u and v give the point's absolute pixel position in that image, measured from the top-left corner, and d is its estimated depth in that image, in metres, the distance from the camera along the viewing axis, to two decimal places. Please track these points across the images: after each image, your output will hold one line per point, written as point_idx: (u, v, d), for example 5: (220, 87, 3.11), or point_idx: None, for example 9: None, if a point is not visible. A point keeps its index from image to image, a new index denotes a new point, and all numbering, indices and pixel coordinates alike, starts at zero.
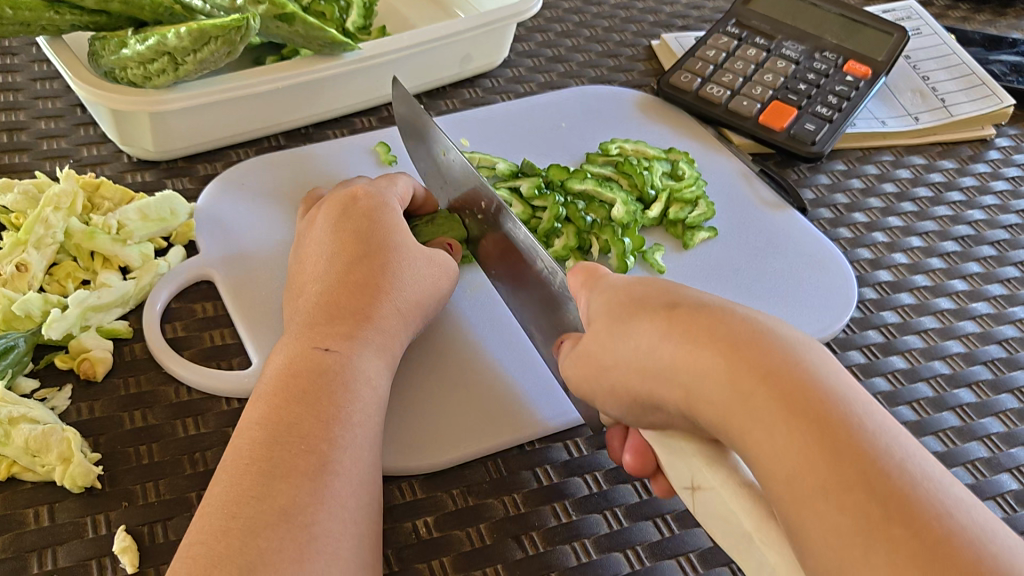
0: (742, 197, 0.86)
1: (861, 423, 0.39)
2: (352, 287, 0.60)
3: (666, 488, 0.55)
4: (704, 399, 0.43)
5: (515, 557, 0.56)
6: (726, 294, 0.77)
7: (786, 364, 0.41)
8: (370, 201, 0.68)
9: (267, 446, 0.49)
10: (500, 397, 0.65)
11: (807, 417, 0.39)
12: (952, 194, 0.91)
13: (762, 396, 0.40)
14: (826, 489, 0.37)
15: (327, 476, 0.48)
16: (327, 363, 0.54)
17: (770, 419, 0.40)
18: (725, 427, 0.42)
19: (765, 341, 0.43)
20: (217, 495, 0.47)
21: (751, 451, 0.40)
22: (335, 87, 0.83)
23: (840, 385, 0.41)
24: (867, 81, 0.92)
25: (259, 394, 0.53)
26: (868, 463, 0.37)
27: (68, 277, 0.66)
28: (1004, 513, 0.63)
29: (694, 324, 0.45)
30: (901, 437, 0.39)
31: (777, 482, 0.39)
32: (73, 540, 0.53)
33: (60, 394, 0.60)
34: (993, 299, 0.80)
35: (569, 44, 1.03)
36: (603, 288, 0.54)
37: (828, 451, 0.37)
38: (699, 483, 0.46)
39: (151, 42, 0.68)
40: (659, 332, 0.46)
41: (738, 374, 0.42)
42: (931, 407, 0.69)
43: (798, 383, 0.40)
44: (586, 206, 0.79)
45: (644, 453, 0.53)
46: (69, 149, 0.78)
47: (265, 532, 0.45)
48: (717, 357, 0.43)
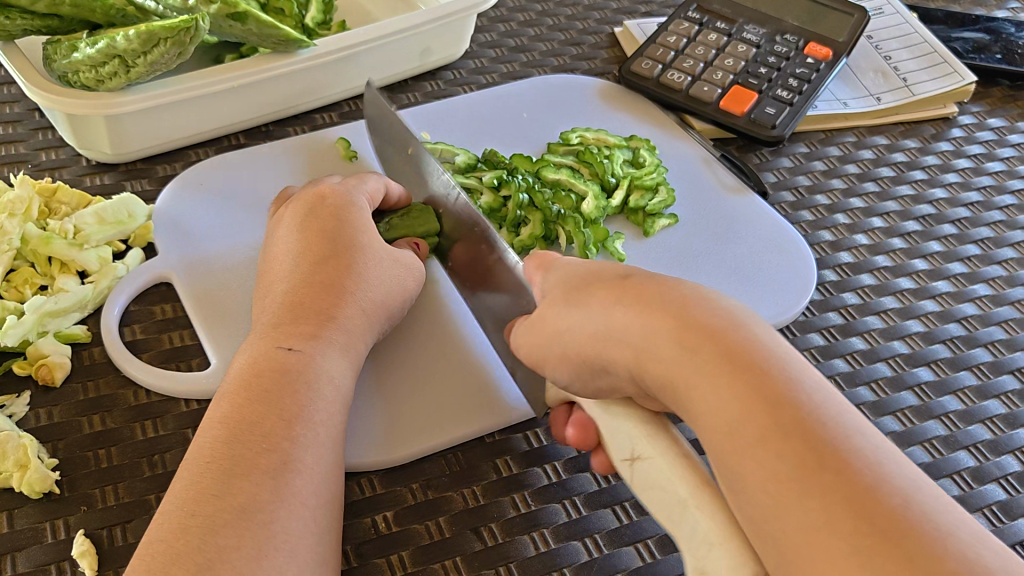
0: (703, 183, 0.86)
1: (794, 379, 0.42)
2: (317, 289, 0.60)
3: (607, 462, 0.56)
4: (652, 358, 0.45)
5: (473, 548, 0.56)
6: (686, 279, 0.77)
7: (730, 327, 0.44)
8: (337, 200, 0.67)
9: (227, 443, 0.49)
10: (461, 390, 0.66)
11: (747, 373, 0.42)
12: (915, 173, 0.91)
13: (727, 380, 0.42)
14: (766, 440, 0.40)
15: (288, 474, 0.48)
16: (290, 362, 0.54)
17: (712, 374, 0.43)
18: (667, 384, 0.45)
19: (708, 306, 0.46)
20: (175, 495, 0.47)
21: (713, 428, 0.42)
22: (293, 84, 0.83)
23: (778, 347, 0.44)
24: (827, 63, 0.92)
25: (222, 393, 0.53)
26: (803, 415, 0.40)
27: (26, 283, 0.65)
28: (960, 490, 0.63)
29: (646, 295, 0.47)
30: (830, 394, 0.42)
31: (718, 435, 0.42)
32: (31, 546, 0.53)
33: (19, 399, 0.60)
34: (953, 277, 0.80)
35: (531, 33, 1.03)
36: (559, 267, 0.56)
37: (791, 432, 0.39)
38: (638, 454, 0.47)
39: (100, 45, 0.68)
40: (613, 301, 0.48)
41: (684, 333, 0.45)
42: (889, 387, 0.70)
43: (737, 341, 0.44)
44: (553, 196, 0.78)
45: (586, 426, 0.54)
46: (27, 154, 0.78)
47: (224, 529, 0.45)
48: (664, 321, 0.45)
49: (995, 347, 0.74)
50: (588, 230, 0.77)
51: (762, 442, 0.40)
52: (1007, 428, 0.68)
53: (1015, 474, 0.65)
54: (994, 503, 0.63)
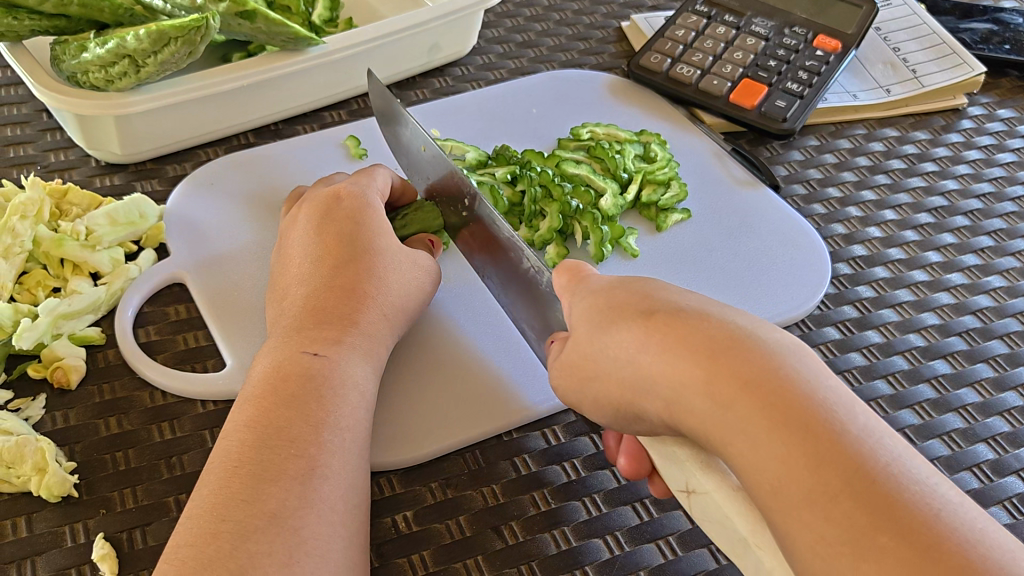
0: (715, 177, 0.86)
1: (844, 427, 0.39)
2: (338, 292, 0.60)
3: (665, 489, 0.56)
4: (688, 409, 0.43)
5: (495, 548, 0.56)
6: (700, 274, 0.77)
7: (769, 371, 0.42)
8: (353, 202, 0.67)
9: (254, 447, 0.49)
10: (479, 388, 0.66)
11: (788, 423, 0.40)
12: (926, 165, 0.91)
13: (745, 406, 0.41)
14: (811, 496, 0.38)
15: (315, 479, 0.48)
16: (315, 367, 0.54)
17: (753, 427, 0.41)
18: (708, 436, 0.43)
19: (745, 346, 0.43)
20: (203, 499, 0.47)
21: (734, 459, 0.41)
22: (303, 83, 0.83)
23: (825, 388, 0.41)
24: (837, 55, 0.92)
25: (245, 398, 0.53)
26: (851, 467, 0.38)
27: (39, 285, 0.65)
28: (980, 483, 0.63)
29: (673, 331, 0.45)
30: (886, 438, 0.40)
31: (764, 491, 0.40)
32: (52, 550, 0.53)
33: (35, 403, 0.60)
34: (967, 270, 0.80)
35: (538, 28, 1.03)
36: (585, 291, 0.54)
37: (811, 458, 0.38)
38: (693, 486, 0.45)
39: (110, 45, 0.68)
40: (639, 342, 0.46)
41: (719, 382, 0.42)
42: (906, 380, 0.70)
43: (776, 384, 0.41)
44: (573, 190, 0.77)
45: (638, 456, 0.54)
46: (36, 155, 0.77)
47: (255, 535, 0.45)
48: (696, 366, 0.43)
49: (1012, 339, 0.74)
50: (606, 226, 0.77)
51: (807, 500, 0.38)
52: None
53: None
54: (1013, 495, 0.63)
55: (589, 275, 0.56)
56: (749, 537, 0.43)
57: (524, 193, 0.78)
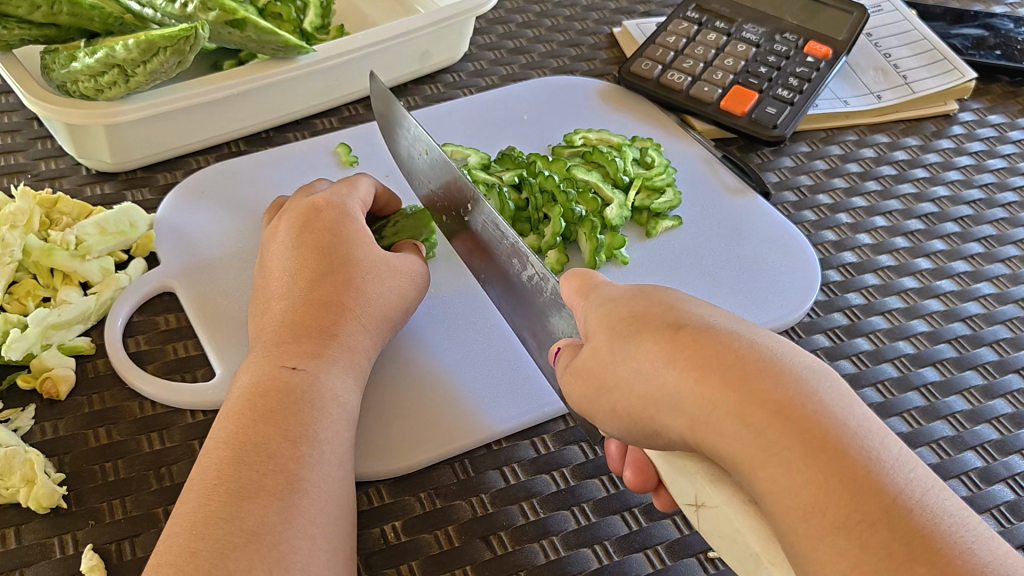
0: (705, 183, 0.86)
1: (878, 456, 0.38)
2: (317, 304, 0.60)
3: (670, 501, 0.55)
4: (716, 430, 0.41)
5: (483, 558, 0.56)
6: (690, 282, 0.77)
7: (801, 396, 0.39)
8: (332, 212, 0.67)
9: (234, 465, 0.49)
10: (469, 397, 0.66)
11: (824, 451, 0.38)
12: (916, 171, 0.91)
13: (778, 430, 0.39)
14: (847, 527, 0.36)
15: (295, 494, 0.48)
16: (294, 381, 0.54)
17: (786, 452, 0.38)
18: (729, 458, 0.40)
19: (775, 366, 0.41)
20: (185, 516, 0.47)
21: (761, 483, 0.39)
22: (293, 91, 0.83)
23: (856, 414, 0.40)
24: (828, 61, 0.92)
25: (226, 413, 0.53)
26: (888, 500, 0.36)
27: (28, 295, 0.65)
28: (968, 492, 0.63)
29: (703, 349, 0.42)
30: (914, 468, 0.38)
31: (794, 518, 0.38)
32: (40, 561, 0.53)
33: (24, 414, 0.60)
34: (957, 277, 0.80)
35: (530, 34, 1.03)
36: (598, 300, 0.51)
37: (850, 489, 0.37)
38: (703, 500, 0.44)
39: (99, 54, 0.68)
40: (664, 357, 0.43)
41: (750, 404, 0.40)
42: (896, 388, 0.70)
43: (812, 411, 0.39)
44: (578, 198, 0.78)
45: (644, 470, 0.53)
46: (26, 164, 0.77)
47: (234, 553, 0.45)
48: (728, 389, 0.40)
49: (1000, 346, 0.74)
50: (606, 236, 0.77)
51: (842, 530, 0.36)
52: (1014, 428, 0.68)
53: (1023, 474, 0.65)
54: (1001, 504, 0.63)
55: (599, 283, 0.54)
56: (761, 554, 0.41)
57: (528, 200, 0.78)
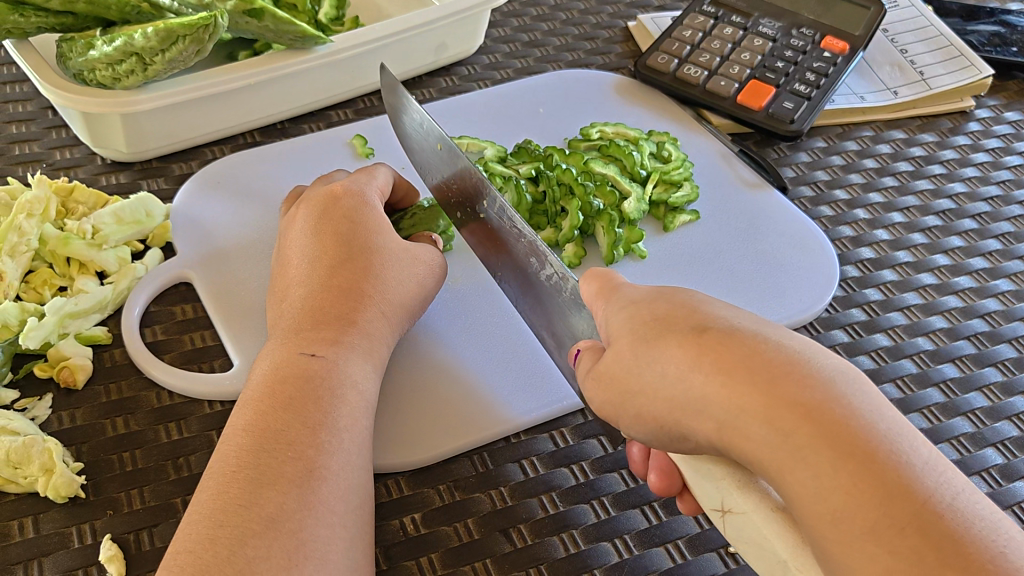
0: (722, 178, 0.86)
1: (908, 460, 0.37)
2: (336, 292, 0.59)
3: (694, 506, 0.56)
4: (742, 433, 0.40)
5: (502, 551, 0.56)
6: (707, 277, 0.76)
7: (830, 397, 0.39)
8: (351, 200, 0.66)
9: (253, 453, 0.49)
10: (488, 390, 0.65)
11: (854, 455, 0.37)
12: (933, 168, 0.91)
13: (806, 433, 0.38)
14: (878, 531, 0.36)
15: (314, 481, 0.48)
16: (313, 368, 0.54)
17: (814, 457, 0.37)
18: (755, 462, 0.40)
19: (802, 369, 0.40)
20: (204, 503, 0.47)
21: (790, 487, 0.38)
22: (309, 81, 0.82)
23: (883, 414, 0.39)
24: (845, 56, 0.92)
25: (245, 401, 0.53)
26: (919, 504, 0.36)
27: (45, 284, 0.65)
28: (989, 488, 0.63)
29: (728, 350, 0.41)
30: (941, 469, 0.38)
31: (822, 523, 0.37)
32: (59, 551, 0.53)
33: (41, 403, 0.59)
34: (975, 273, 0.80)
35: (544, 27, 1.02)
36: (620, 302, 0.50)
37: (880, 494, 0.36)
38: (728, 505, 0.44)
39: (117, 43, 0.68)
40: (688, 361, 0.42)
41: (777, 408, 0.39)
42: (915, 384, 0.69)
43: (840, 414, 0.38)
44: (596, 190, 0.78)
45: (670, 474, 0.52)
46: (41, 153, 0.77)
47: (253, 540, 0.44)
48: (754, 391, 0.40)
49: (1019, 343, 0.74)
50: (623, 229, 0.77)
51: (873, 535, 0.36)
52: None
53: None
54: (1022, 501, 0.62)
55: (619, 283, 0.52)
56: (789, 561, 0.41)
57: (545, 193, 0.77)
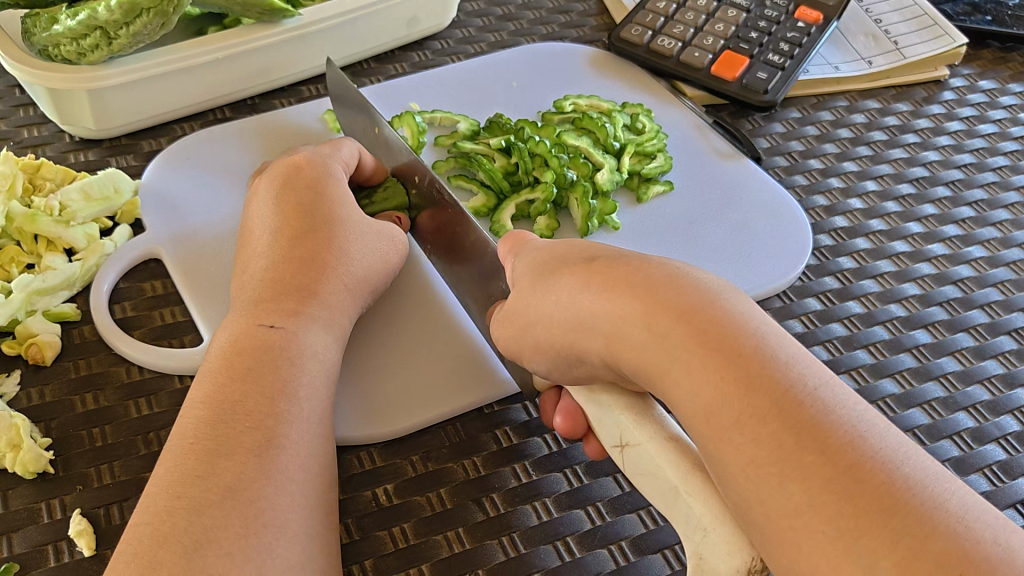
0: (695, 148, 0.85)
1: (805, 382, 0.40)
2: (298, 262, 0.59)
3: (600, 449, 0.55)
4: (657, 366, 0.43)
5: (475, 519, 0.56)
6: (679, 246, 0.76)
7: (733, 328, 0.42)
8: (314, 170, 0.66)
9: (211, 423, 0.48)
10: (465, 358, 0.66)
11: (754, 381, 0.40)
12: (907, 136, 0.91)
13: (711, 363, 0.41)
14: (786, 465, 0.38)
15: (272, 450, 0.48)
16: (273, 339, 0.54)
17: (728, 393, 0.41)
18: (679, 400, 0.43)
19: (711, 306, 0.44)
20: (162, 476, 0.46)
21: (702, 416, 0.41)
22: (280, 56, 0.82)
23: (797, 352, 0.42)
24: (818, 26, 0.91)
25: (204, 372, 0.52)
26: (814, 421, 0.39)
27: (12, 262, 0.64)
28: (959, 452, 0.63)
29: (638, 291, 0.45)
30: (853, 402, 0.40)
31: (731, 446, 0.40)
32: (28, 526, 0.52)
33: (9, 379, 0.59)
34: (948, 240, 0.80)
35: (519, 1, 1.02)
36: (526, 252, 0.55)
37: (776, 413, 0.39)
38: (626, 439, 0.46)
39: (81, 16, 0.67)
40: (607, 301, 0.46)
41: (692, 346, 0.42)
42: (887, 350, 0.70)
43: (753, 351, 0.41)
44: (569, 162, 0.77)
45: (574, 414, 0.53)
46: (8, 131, 0.76)
47: (210, 510, 0.44)
48: (664, 325, 0.43)
49: (992, 309, 0.74)
50: (596, 201, 0.76)
51: (780, 469, 0.39)
52: (1005, 389, 0.68)
53: (1014, 434, 0.65)
54: (993, 463, 0.63)
55: (531, 242, 0.58)
56: (680, 486, 0.43)
57: (517, 164, 0.77)
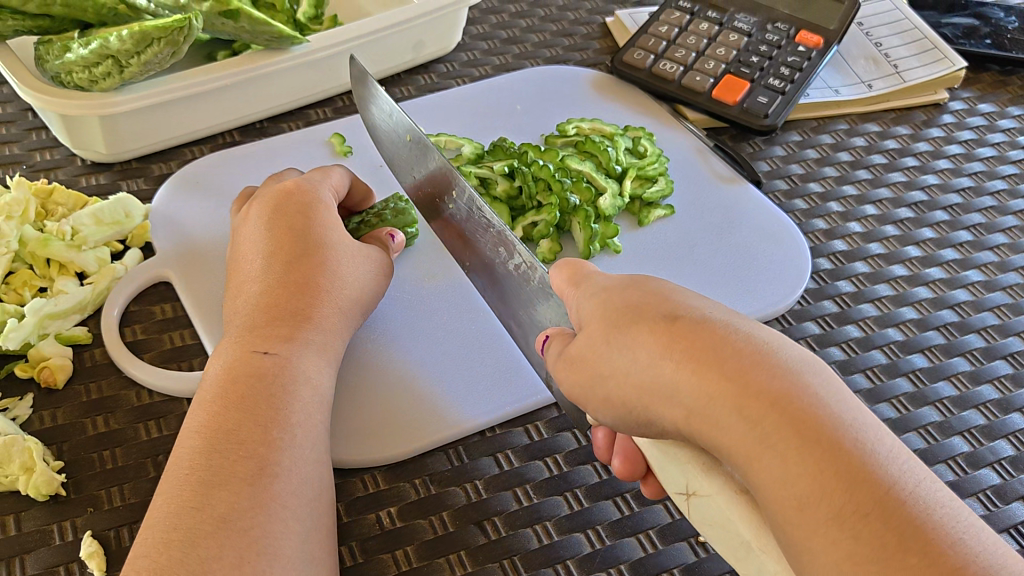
0: (697, 172, 0.87)
1: (872, 448, 0.39)
2: (291, 288, 0.60)
3: (659, 489, 0.56)
4: (711, 421, 0.42)
5: (477, 543, 0.57)
6: (680, 270, 0.78)
7: (794, 387, 0.41)
8: (304, 196, 0.67)
9: (206, 454, 0.50)
10: (474, 381, 0.67)
11: (819, 443, 0.39)
12: (906, 160, 0.92)
13: (773, 422, 0.40)
14: (843, 517, 0.37)
15: (266, 479, 0.49)
16: (266, 366, 0.55)
17: (780, 444, 0.39)
18: (726, 447, 0.42)
19: (770, 359, 0.42)
20: (160, 507, 0.48)
21: (758, 475, 0.40)
22: (287, 81, 0.83)
23: (848, 403, 0.41)
24: (819, 51, 0.93)
25: (199, 402, 0.53)
26: (883, 492, 0.38)
27: (25, 285, 0.66)
28: (954, 476, 0.64)
29: (696, 341, 0.43)
30: (902, 454, 0.40)
31: (788, 510, 0.39)
32: (40, 548, 0.54)
33: (21, 402, 0.60)
34: (946, 264, 0.81)
35: (523, 24, 1.03)
36: (592, 291, 0.52)
37: (842, 481, 0.38)
38: (693, 488, 0.45)
39: (93, 45, 0.68)
40: (659, 348, 0.44)
41: (744, 395, 0.41)
42: (884, 374, 0.71)
43: (806, 401, 0.40)
44: (572, 186, 0.79)
45: (632, 459, 0.54)
46: (21, 155, 0.78)
47: (205, 541, 0.45)
48: (722, 380, 0.42)
49: (988, 333, 0.75)
50: (598, 224, 0.77)
51: (837, 520, 0.37)
52: (1000, 414, 0.69)
53: (1008, 458, 0.66)
54: (987, 488, 0.64)
55: (590, 273, 0.55)
56: (752, 540, 0.43)
57: (520, 188, 0.78)
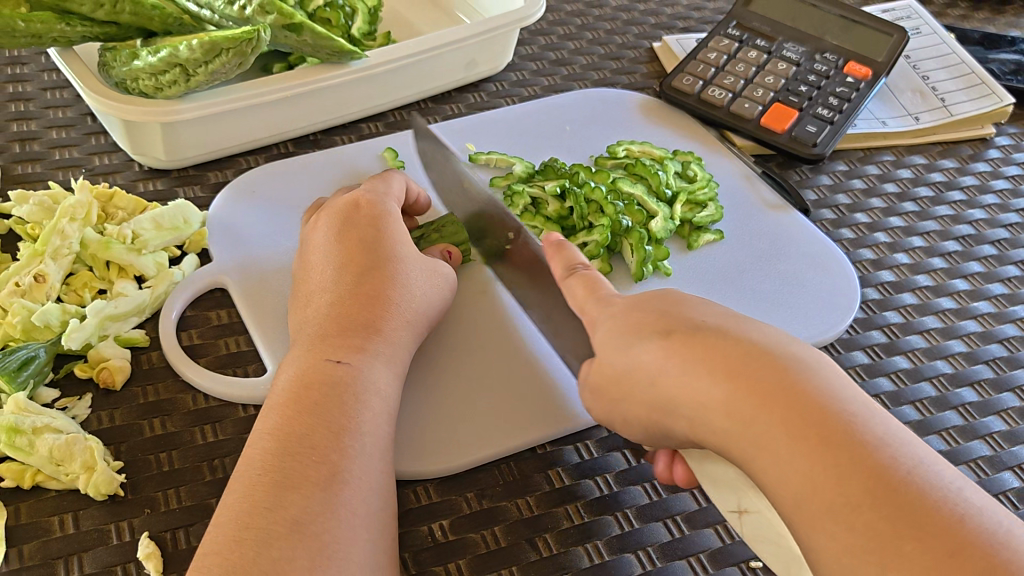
0: (746, 198, 0.87)
1: (862, 434, 0.43)
2: (363, 299, 0.61)
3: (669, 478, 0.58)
4: (709, 427, 0.48)
5: (529, 559, 0.57)
6: (729, 295, 0.78)
7: (784, 382, 0.46)
8: (372, 209, 0.68)
9: (278, 456, 0.50)
10: (527, 396, 0.67)
11: (807, 437, 0.43)
12: (953, 194, 0.92)
13: (761, 421, 0.45)
14: (832, 502, 0.42)
15: (337, 485, 0.49)
16: (338, 375, 0.55)
17: (776, 443, 0.44)
18: (732, 453, 0.47)
19: (766, 362, 0.47)
20: (231, 505, 0.48)
21: (758, 471, 0.45)
22: (341, 94, 0.84)
23: (842, 399, 0.45)
24: (868, 82, 0.93)
25: (268, 409, 0.54)
26: (870, 473, 0.42)
27: (85, 287, 0.67)
28: (1005, 511, 0.64)
29: (695, 354, 0.49)
30: (828, 384, 0.46)
31: (788, 501, 0.43)
32: (98, 547, 0.54)
33: (81, 402, 0.61)
34: (994, 298, 0.81)
35: (571, 46, 1.04)
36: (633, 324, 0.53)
37: (830, 464, 0.42)
38: (746, 507, 0.48)
39: (163, 53, 0.69)
40: (664, 361, 0.50)
41: (739, 402, 0.46)
42: (934, 407, 0.70)
43: (797, 398, 0.45)
44: (624, 209, 0.80)
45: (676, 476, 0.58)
46: (81, 158, 0.79)
47: (279, 543, 0.45)
48: (716, 390, 0.47)
49: None
50: (651, 247, 0.78)
51: (826, 505, 0.42)
52: None
53: None
54: None
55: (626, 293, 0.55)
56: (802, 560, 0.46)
57: (572, 209, 0.79)
